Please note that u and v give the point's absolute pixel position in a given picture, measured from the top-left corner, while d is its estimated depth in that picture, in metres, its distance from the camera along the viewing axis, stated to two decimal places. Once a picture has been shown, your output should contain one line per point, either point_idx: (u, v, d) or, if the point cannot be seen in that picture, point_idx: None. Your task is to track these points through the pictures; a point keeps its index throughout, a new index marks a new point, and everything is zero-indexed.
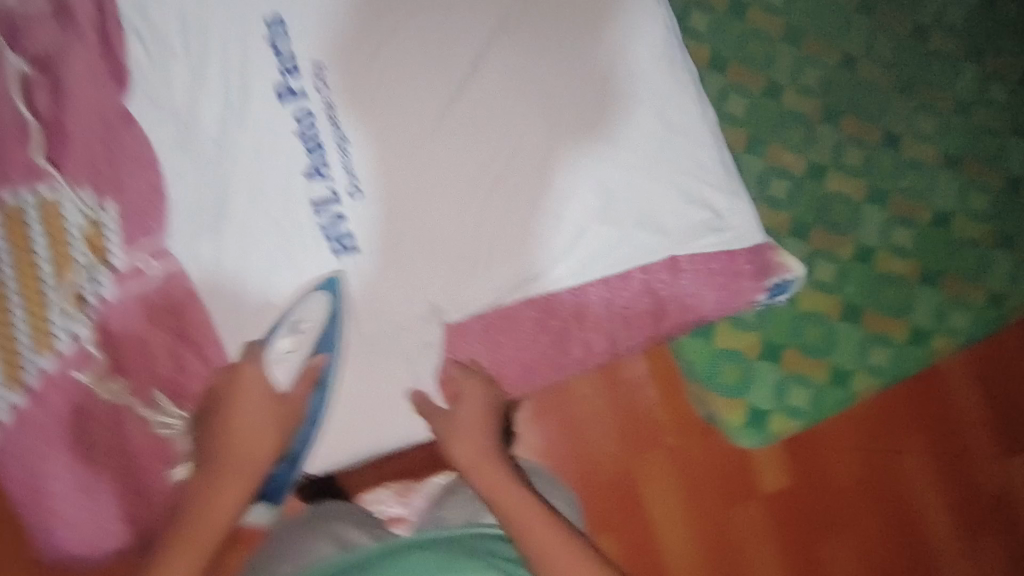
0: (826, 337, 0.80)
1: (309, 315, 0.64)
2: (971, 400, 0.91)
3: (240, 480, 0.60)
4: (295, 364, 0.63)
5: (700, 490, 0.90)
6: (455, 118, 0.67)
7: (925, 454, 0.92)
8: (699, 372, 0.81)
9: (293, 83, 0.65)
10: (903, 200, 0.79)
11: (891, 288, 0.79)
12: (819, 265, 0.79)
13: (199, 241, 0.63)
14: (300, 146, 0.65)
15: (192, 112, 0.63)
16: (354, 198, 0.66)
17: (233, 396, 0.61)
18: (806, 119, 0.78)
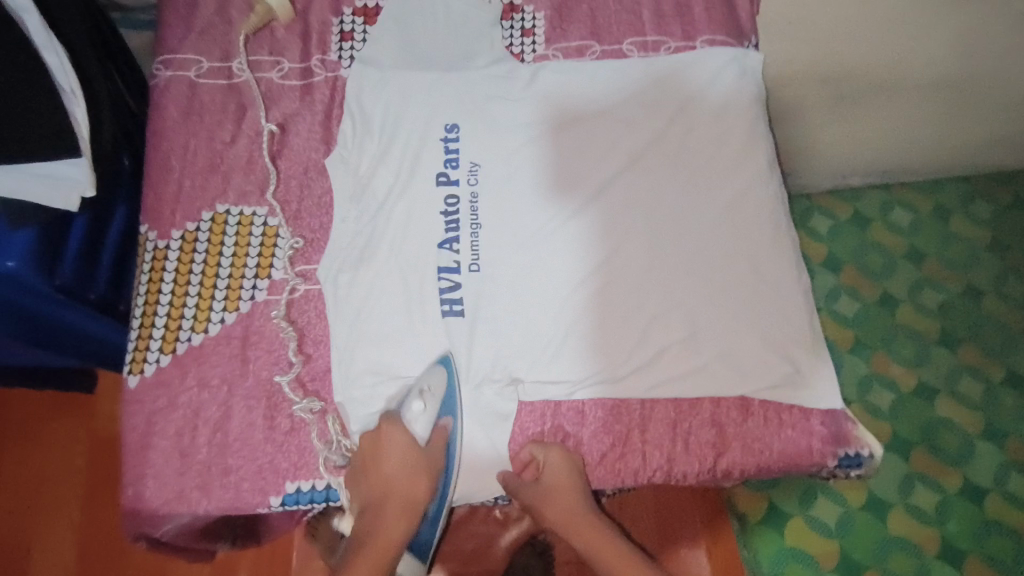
0: (910, 566, 0.96)
1: (435, 387, 0.71)
2: None
3: (401, 515, 0.67)
4: (426, 422, 0.70)
5: None
6: (574, 229, 0.77)
7: None
8: (769, 565, 0.98)
9: (451, 172, 0.79)
10: (1019, 444, 0.99)
11: (999, 536, 0.96)
12: (920, 489, 0.98)
13: (340, 274, 0.76)
14: (441, 220, 0.77)
15: (370, 175, 0.79)
16: (473, 271, 0.76)
17: (376, 456, 0.69)
18: (922, 338, 1.05)
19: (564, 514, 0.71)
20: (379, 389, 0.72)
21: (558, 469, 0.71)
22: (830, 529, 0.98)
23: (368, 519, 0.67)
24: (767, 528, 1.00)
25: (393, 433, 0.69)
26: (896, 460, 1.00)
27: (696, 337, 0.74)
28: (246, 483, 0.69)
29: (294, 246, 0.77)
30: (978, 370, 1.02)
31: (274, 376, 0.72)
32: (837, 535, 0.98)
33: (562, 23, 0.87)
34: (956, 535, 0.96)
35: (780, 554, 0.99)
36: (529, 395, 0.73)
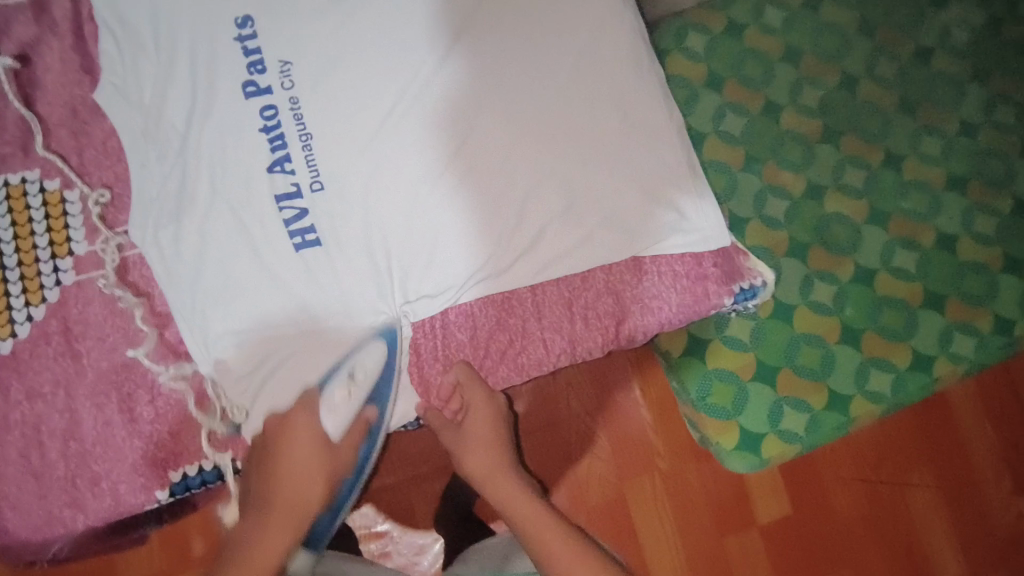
0: (821, 361, 0.95)
1: (367, 366, 0.65)
2: (974, 424, 1.06)
3: (287, 523, 0.62)
4: (347, 411, 0.64)
5: (692, 517, 1.05)
6: (420, 114, 0.67)
7: (933, 487, 1.05)
8: (692, 393, 0.96)
9: (259, 79, 0.65)
10: (902, 220, 0.96)
11: (891, 309, 0.95)
12: (819, 286, 0.96)
13: (160, 229, 0.63)
14: (263, 139, 0.65)
15: (160, 102, 0.64)
16: (316, 191, 0.65)
17: (278, 448, 0.62)
18: (806, 139, 0.98)
19: (482, 465, 0.73)
20: (247, 347, 0.63)
21: (484, 411, 0.71)
22: (746, 344, 0.95)
23: (253, 525, 0.61)
24: (690, 360, 0.97)
25: (303, 424, 0.63)
26: (795, 263, 0.96)
27: (577, 207, 0.68)
28: (123, 486, 0.61)
29: (100, 200, 0.64)
30: (858, 158, 0.97)
31: (127, 351, 0.63)
32: (752, 347, 0.95)
33: None
34: (852, 318, 0.95)
35: (703, 377, 0.96)
36: (417, 315, 0.67)
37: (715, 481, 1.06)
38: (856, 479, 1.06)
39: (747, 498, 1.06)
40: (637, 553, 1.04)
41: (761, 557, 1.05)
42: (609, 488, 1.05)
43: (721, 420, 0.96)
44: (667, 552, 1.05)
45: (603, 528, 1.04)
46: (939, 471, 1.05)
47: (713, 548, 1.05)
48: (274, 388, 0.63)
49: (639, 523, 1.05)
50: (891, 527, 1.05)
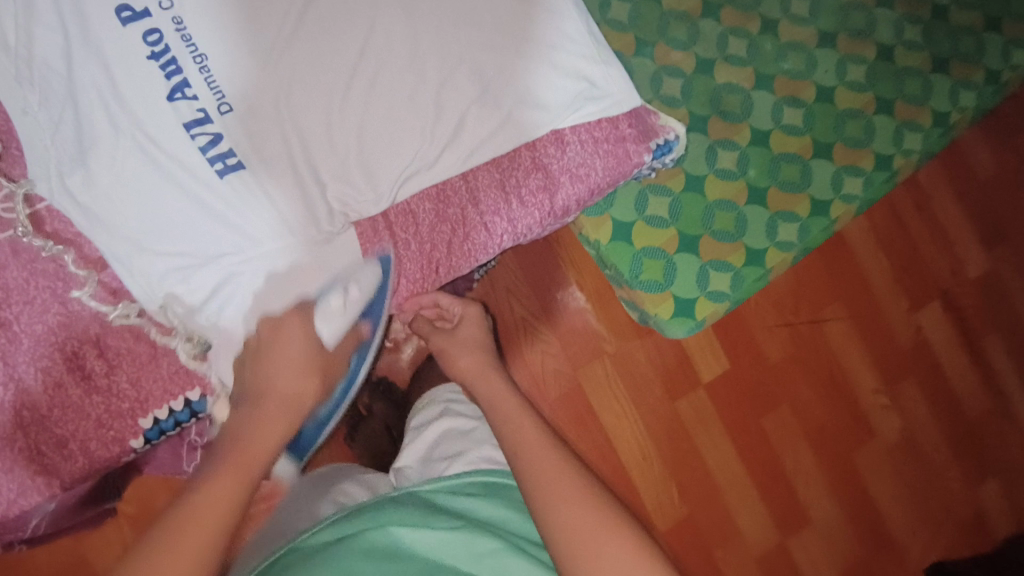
0: (736, 223, 1.02)
1: (362, 282, 0.67)
2: (872, 256, 1.19)
3: (285, 413, 0.62)
4: (338, 325, 0.66)
5: (644, 390, 1.14)
6: (314, 23, 0.64)
7: (845, 320, 1.19)
8: (626, 274, 1.00)
9: (134, 3, 0.61)
10: (787, 81, 1.04)
11: (788, 165, 1.03)
12: (722, 155, 1.02)
13: (68, 176, 0.61)
14: (155, 68, 0.61)
15: (26, 43, 0.60)
16: (226, 114, 0.62)
17: (268, 348, 0.62)
18: (689, 17, 1.03)
19: (469, 359, 0.80)
20: (195, 282, 0.62)
21: (474, 324, 0.84)
22: (666, 220, 1.01)
23: (243, 422, 0.60)
24: (619, 244, 1.00)
25: (296, 323, 0.63)
26: (697, 137, 1.02)
27: (496, 87, 0.69)
28: (93, 441, 0.61)
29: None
30: (739, 29, 1.03)
31: (71, 292, 0.62)
32: (672, 222, 1.01)
33: None
34: (756, 178, 1.03)
35: (634, 257, 1.00)
36: (356, 212, 0.67)
37: (657, 351, 1.14)
38: (782, 325, 1.17)
39: (690, 362, 1.15)
40: (600, 431, 1.13)
41: (710, 410, 1.16)
42: (565, 380, 1.12)
43: (656, 292, 1.00)
44: (627, 425, 1.14)
45: (567, 419, 1.12)
46: (847, 306, 1.18)
47: (666, 414, 1.15)
48: (235, 312, 0.63)
49: (597, 405, 1.13)
50: (814, 358, 1.18)
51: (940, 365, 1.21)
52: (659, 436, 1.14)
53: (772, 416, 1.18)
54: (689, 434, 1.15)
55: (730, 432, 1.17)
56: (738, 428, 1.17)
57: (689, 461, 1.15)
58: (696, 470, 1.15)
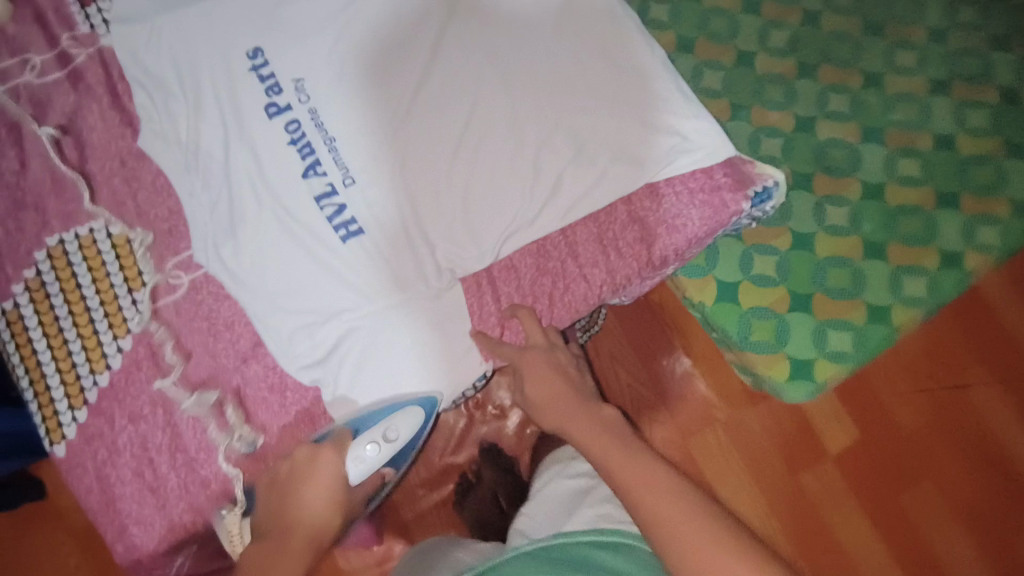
0: (854, 278, 0.96)
1: (402, 431, 0.68)
2: (1017, 307, 1.05)
3: (304, 547, 0.62)
4: (367, 469, 0.68)
5: (761, 461, 1.07)
6: (422, 108, 0.73)
7: (993, 384, 1.04)
8: (734, 336, 0.97)
9: (278, 100, 0.73)
10: (898, 132, 1.00)
11: (908, 218, 0.98)
12: (831, 211, 0.99)
13: (220, 245, 0.70)
14: (294, 152, 0.72)
15: (195, 138, 0.72)
16: (350, 186, 0.71)
17: (302, 475, 0.65)
18: (785, 78, 1.03)
19: (546, 394, 0.71)
20: (320, 336, 0.69)
21: (534, 365, 0.71)
22: (775, 279, 0.97)
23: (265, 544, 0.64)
24: (723, 305, 0.98)
25: (331, 460, 0.66)
26: (802, 194, 1.00)
27: (589, 147, 0.73)
28: (231, 483, 0.67)
29: (146, 242, 0.71)
30: (840, 86, 1.02)
31: (211, 350, 0.69)
32: (783, 282, 0.96)
33: None
34: (871, 233, 0.98)
35: (741, 318, 0.97)
36: (462, 268, 0.72)
37: (774, 418, 1.07)
38: (917, 390, 1.05)
39: (811, 431, 1.07)
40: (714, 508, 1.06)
41: (839, 485, 1.06)
42: (675, 448, 1.08)
43: (770, 355, 0.95)
44: (743, 499, 1.07)
45: None
46: (992, 366, 1.04)
47: (787, 487, 1.07)
48: (352, 364, 0.69)
49: (709, 477, 1.07)
50: (959, 427, 1.04)
51: None
52: (781, 511, 1.06)
53: (914, 494, 1.04)
54: (816, 510, 1.06)
55: (865, 510, 1.05)
56: (875, 505, 1.05)
57: (819, 541, 1.05)
58: (830, 552, 1.05)
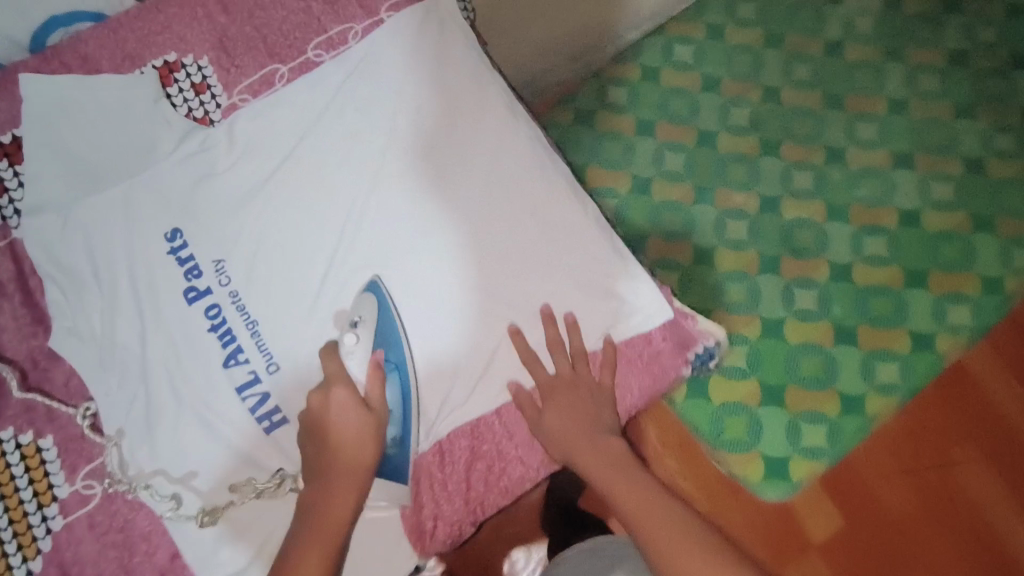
0: (825, 372, 1.20)
1: (366, 313, 0.70)
2: (1001, 382, 1.21)
3: (327, 533, 0.63)
4: (362, 355, 0.69)
5: (765, 552, 1.15)
6: (338, 280, 0.72)
7: (982, 459, 1.18)
8: (708, 430, 1.18)
9: (198, 283, 0.70)
10: None
11: (875, 313, 1.22)
12: (801, 302, 1.24)
13: (137, 450, 0.67)
14: (214, 339, 0.69)
15: (111, 333, 0.69)
16: (274, 372, 0.69)
17: (323, 437, 0.66)
18: None
19: (569, 428, 0.71)
20: (242, 545, 0.66)
21: (550, 382, 0.72)
22: (743, 373, 1.21)
23: (316, 488, 0.65)
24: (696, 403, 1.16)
25: (329, 403, 0.66)
26: (772, 283, 1.25)
27: (521, 317, 0.72)
28: None
29: (88, 412, 0.68)
30: None
31: (127, 565, 0.65)
32: (752, 374, 1.21)
33: (231, 60, 0.75)
34: (841, 318, 1.23)
35: (715, 417, 1.19)
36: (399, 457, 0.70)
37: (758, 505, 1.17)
38: (900, 472, 1.17)
39: (797, 519, 1.16)
40: None
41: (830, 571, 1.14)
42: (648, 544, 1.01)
43: (748, 448, 1.17)
44: None
45: None
46: (980, 443, 1.18)
47: None
48: None
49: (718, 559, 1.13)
50: (945, 505, 1.16)
51: None
52: None
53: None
54: None
55: None
56: None
57: None
58: None
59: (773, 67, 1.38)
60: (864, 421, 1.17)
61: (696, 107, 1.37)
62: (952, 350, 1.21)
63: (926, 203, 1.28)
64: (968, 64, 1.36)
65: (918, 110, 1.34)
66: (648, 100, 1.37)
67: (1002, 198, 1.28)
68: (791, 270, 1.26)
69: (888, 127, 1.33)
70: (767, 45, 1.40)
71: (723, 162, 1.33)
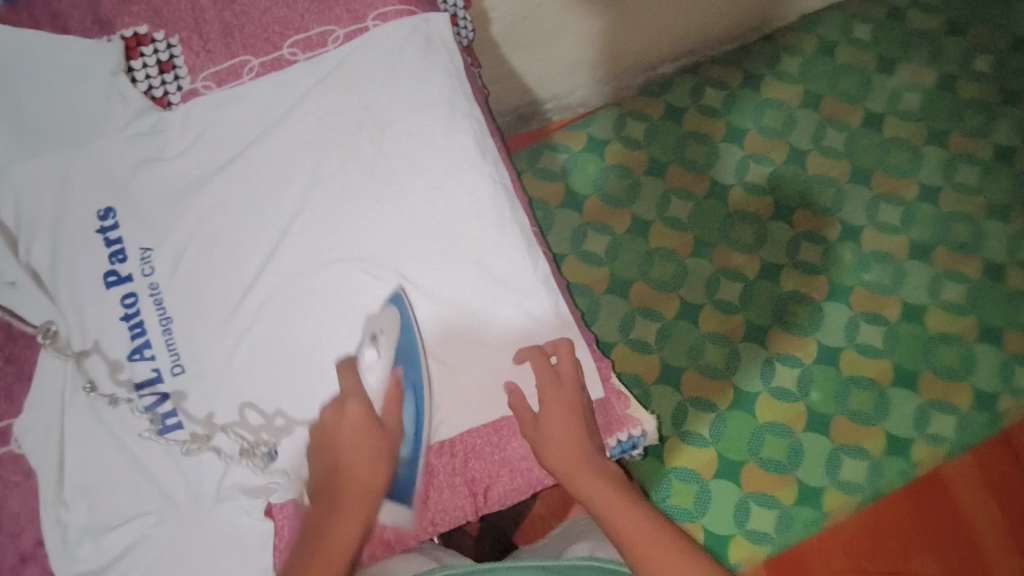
0: (789, 454, 1.14)
1: (388, 328, 0.67)
2: (973, 499, 1.13)
3: (328, 568, 0.57)
4: (380, 372, 0.65)
5: None
6: (261, 294, 0.69)
7: (935, 574, 1.10)
8: (656, 494, 1.13)
9: (121, 268, 0.69)
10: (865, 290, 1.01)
11: (854, 403, 1.16)
12: (780, 375, 1.17)
13: (20, 425, 0.65)
14: (124, 328, 0.68)
15: (23, 302, 0.68)
16: (177, 374, 0.68)
17: (332, 453, 0.63)
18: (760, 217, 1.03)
19: (567, 450, 0.65)
20: (107, 541, 0.64)
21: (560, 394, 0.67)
22: (707, 439, 1.15)
23: (322, 509, 0.61)
24: (653, 463, 1.14)
25: (351, 389, 0.64)
26: (754, 351, 1.18)
27: (454, 360, 0.70)
28: None
29: (49, 332, 0.66)
30: None
31: None
32: (712, 442, 1.14)
33: (202, 43, 0.72)
34: (818, 402, 1.16)
35: (665, 481, 1.13)
36: (282, 493, 0.66)
37: None
38: (851, 570, 1.11)
39: None
40: None
41: None
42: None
43: (691, 517, 1.11)
44: None
45: None
46: (936, 555, 1.11)
47: None
48: None
49: None
50: None
51: None
52: None
53: None
54: None
55: None
56: None
57: None
58: None
59: (805, 128, 1.30)
60: (818, 515, 1.12)
61: (714, 157, 1.30)
62: (925, 460, 1.14)
63: (934, 301, 1.21)
64: (1013, 162, 1.27)
65: (947, 202, 1.25)
66: (665, 140, 1.31)
67: (1016, 309, 1.20)
68: (778, 344, 1.19)
69: (913, 213, 1.25)
70: (802, 104, 1.32)
71: (731, 218, 1.26)
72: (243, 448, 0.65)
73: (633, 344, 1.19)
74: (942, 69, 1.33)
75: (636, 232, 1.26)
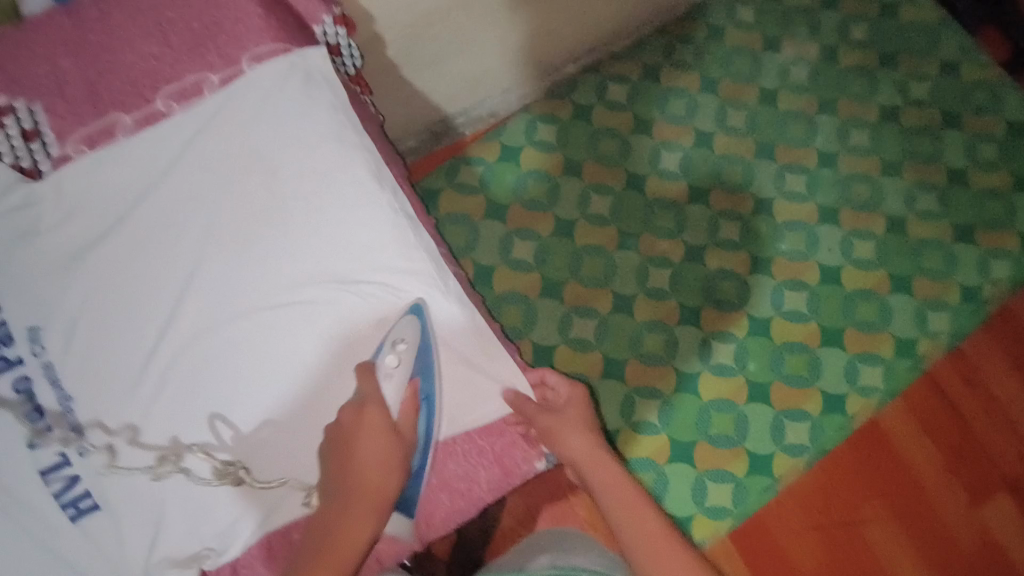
0: (737, 427, 1.17)
1: (410, 336, 0.68)
2: (912, 441, 1.19)
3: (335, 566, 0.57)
4: (400, 378, 0.66)
5: None
6: (164, 356, 0.67)
7: (890, 520, 1.15)
8: None
9: (9, 353, 0.65)
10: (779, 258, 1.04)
11: (791, 367, 1.20)
12: (718, 351, 1.21)
13: None
14: (21, 416, 0.64)
15: None
16: (85, 456, 0.64)
17: (349, 452, 0.62)
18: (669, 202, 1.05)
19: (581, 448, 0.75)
20: None
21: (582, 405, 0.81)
22: (657, 426, 1.17)
23: (338, 503, 0.60)
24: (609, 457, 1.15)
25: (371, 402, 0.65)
26: (690, 332, 1.21)
27: None
28: None
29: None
30: None
31: None
32: (663, 428, 1.16)
33: (67, 106, 0.69)
34: (756, 372, 1.20)
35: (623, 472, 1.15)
36: (220, 554, 0.64)
37: None
38: (812, 528, 1.15)
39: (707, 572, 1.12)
40: None
41: None
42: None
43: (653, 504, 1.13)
44: None
45: None
46: (887, 501, 1.16)
47: None
48: None
49: None
50: (854, 564, 1.13)
51: (1014, 559, 1.13)
52: None
53: None
54: None
55: None
56: None
57: None
58: None
59: (707, 112, 1.35)
60: (771, 482, 1.15)
61: (626, 150, 1.32)
62: (863, 412, 1.18)
63: (848, 260, 1.26)
64: (900, 120, 1.34)
65: (846, 165, 1.32)
66: (577, 139, 1.33)
67: (922, 257, 1.26)
68: (710, 322, 1.22)
69: (817, 180, 1.31)
70: (702, 89, 1.36)
71: (650, 207, 1.29)
72: (216, 470, 0.64)
73: (573, 343, 1.20)
74: (823, 41, 1.39)
75: (561, 233, 1.27)
